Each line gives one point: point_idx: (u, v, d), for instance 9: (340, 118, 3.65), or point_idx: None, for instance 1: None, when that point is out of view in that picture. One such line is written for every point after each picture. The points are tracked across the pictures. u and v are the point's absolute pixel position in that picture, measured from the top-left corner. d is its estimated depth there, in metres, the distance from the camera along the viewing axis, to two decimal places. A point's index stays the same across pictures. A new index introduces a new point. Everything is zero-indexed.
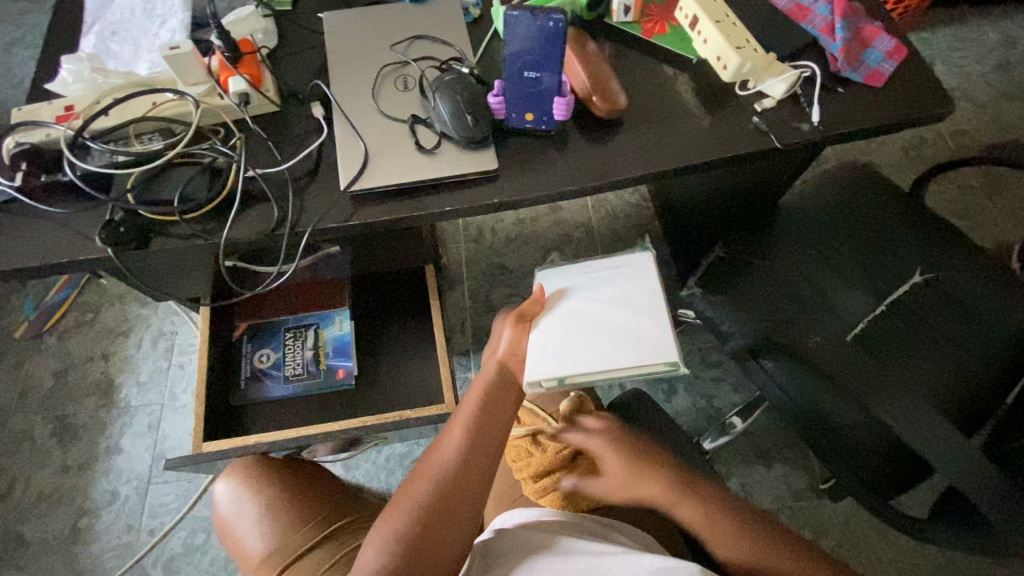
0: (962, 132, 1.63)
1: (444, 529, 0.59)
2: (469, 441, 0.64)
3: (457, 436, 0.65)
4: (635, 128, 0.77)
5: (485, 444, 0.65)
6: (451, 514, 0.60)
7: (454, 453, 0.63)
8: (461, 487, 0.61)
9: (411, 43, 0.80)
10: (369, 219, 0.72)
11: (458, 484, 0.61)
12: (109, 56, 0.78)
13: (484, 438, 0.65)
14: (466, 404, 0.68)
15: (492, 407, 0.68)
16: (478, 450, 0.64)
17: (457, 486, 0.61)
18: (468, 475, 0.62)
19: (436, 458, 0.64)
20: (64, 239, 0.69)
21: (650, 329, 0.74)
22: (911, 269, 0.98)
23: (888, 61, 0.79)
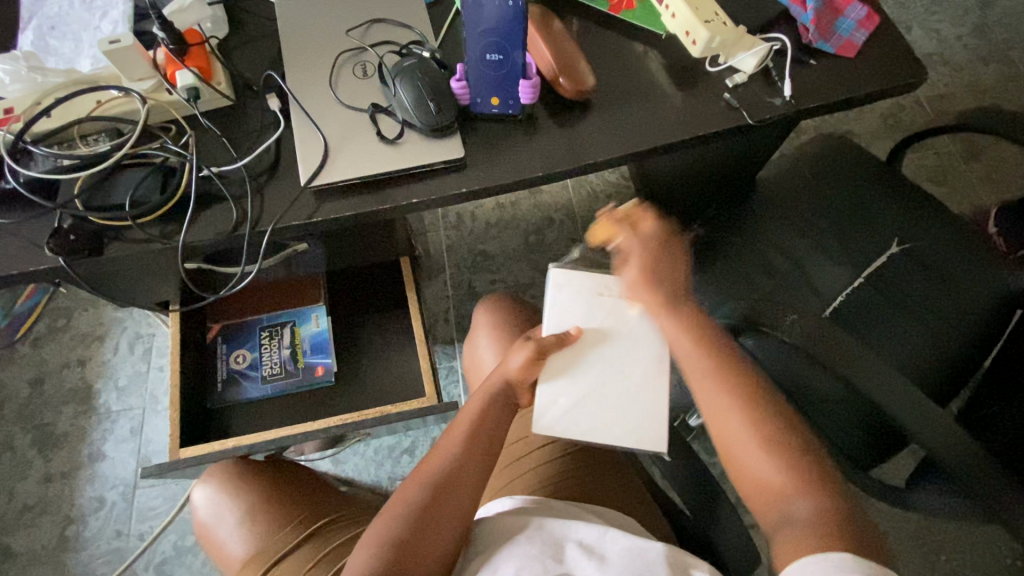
0: (939, 97, 1.62)
1: (430, 540, 0.60)
2: (462, 455, 0.64)
3: (452, 451, 0.64)
4: (605, 108, 0.75)
5: (481, 452, 0.65)
6: (436, 522, 0.61)
7: (444, 467, 0.63)
8: (451, 502, 0.62)
9: (368, 27, 0.77)
10: (333, 214, 0.69)
11: (448, 498, 0.62)
12: (49, 53, 0.74)
13: (477, 454, 0.65)
14: (463, 419, 0.67)
15: (491, 423, 0.67)
16: (470, 465, 0.64)
17: (445, 501, 0.61)
18: (460, 482, 0.63)
19: (426, 472, 0.63)
20: (12, 250, 0.66)
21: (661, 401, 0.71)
22: (889, 240, 0.98)
23: (860, 30, 0.77)
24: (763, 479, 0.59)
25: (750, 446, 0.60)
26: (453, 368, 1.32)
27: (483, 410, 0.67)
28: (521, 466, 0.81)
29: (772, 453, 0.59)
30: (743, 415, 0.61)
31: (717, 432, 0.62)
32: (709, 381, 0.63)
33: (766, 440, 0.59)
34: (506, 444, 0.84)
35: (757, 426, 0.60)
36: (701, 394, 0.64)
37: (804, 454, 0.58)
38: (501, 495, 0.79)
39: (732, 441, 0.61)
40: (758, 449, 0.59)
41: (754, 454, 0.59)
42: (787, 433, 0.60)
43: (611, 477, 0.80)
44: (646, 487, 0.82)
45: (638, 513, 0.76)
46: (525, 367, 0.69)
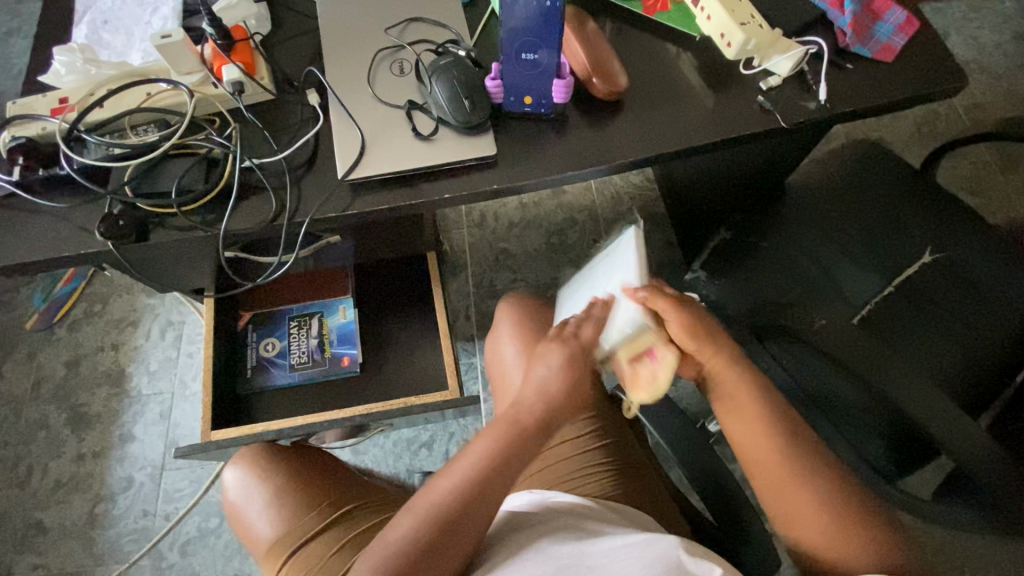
0: (976, 105, 1.59)
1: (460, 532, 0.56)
2: (472, 485, 0.58)
3: (462, 478, 0.58)
4: (636, 109, 0.76)
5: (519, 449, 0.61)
6: (468, 518, 0.57)
7: (452, 495, 0.58)
8: (454, 538, 0.56)
9: (406, 26, 0.78)
10: (367, 207, 0.71)
11: (452, 531, 0.56)
12: (101, 47, 0.77)
13: (491, 489, 0.58)
14: (479, 447, 0.60)
15: (512, 458, 0.60)
16: (482, 501, 0.58)
17: (447, 536, 0.56)
18: (495, 476, 0.59)
19: (429, 500, 0.58)
20: (63, 234, 0.69)
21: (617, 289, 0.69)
22: (920, 249, 0.96)
23: (899, 34, 0.76)
24: (807, 534, 0.61)
25: (792, 496, 0.62)
26: (473, 364, 1.33)
27: (508, 439, 0.61)
28: (540, 461, 0.82)
29: (817, 499, 0.61)
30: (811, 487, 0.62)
31: (767, 479, 0.64)
32: (764, 443, 0.64)
33: (819, 496, 0.61)
34: None
35: (812, 479, 0.62)
36: (752, 444, 0.65)
37: (848, 499, 0.61)
38: (520, 489, 0.79)
39: (785, 492, 0.63)
40: (804, 501, 0.61)
41: (796, 497, 0.62)
42: (833, 482, 0.62)
43: (630, 475, 0.80)
44: (666, 488, 0.82)
45: (657, 514, 0.76)
46: (555, 384, 0.63)
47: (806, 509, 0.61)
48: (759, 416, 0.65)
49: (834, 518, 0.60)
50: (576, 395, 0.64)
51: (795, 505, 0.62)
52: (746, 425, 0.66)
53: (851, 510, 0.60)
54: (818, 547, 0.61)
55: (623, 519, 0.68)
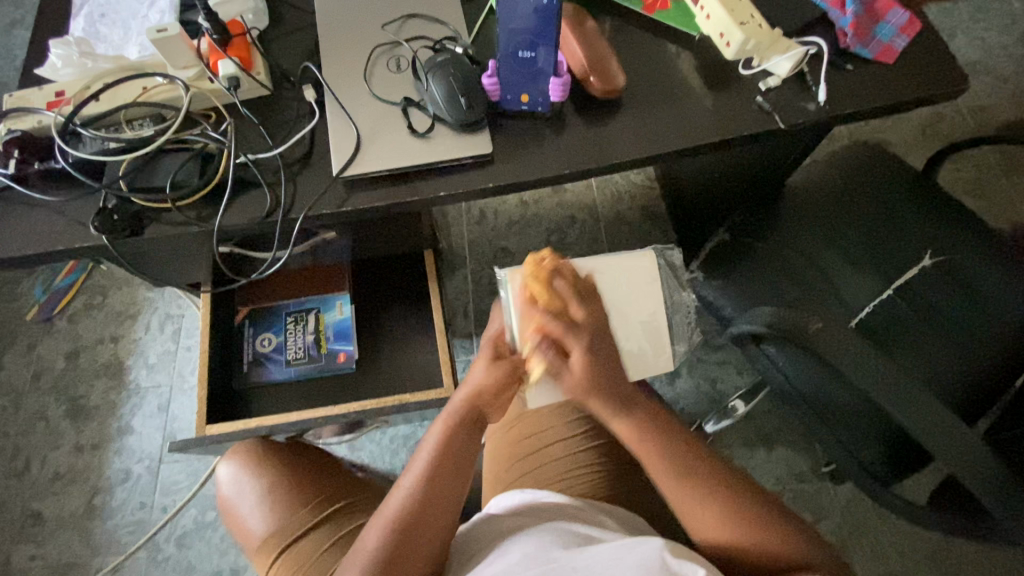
0: (981, 107, 1.57)
1: (420, 537, 0.60)
2: (424, 496, 0.60)
3: (411, 490, 0.60)
4: (634, 108, 0.75)
5: (461, 451, 0.62)
6: (426, 521, 0.60)
7: (405, 505, 0.60)
8: (419, 542, 0.60)
9: (404, 22, 0.78)
10: (362, 205, 0.71)
11: (416, 538, 0.59)
12: (99, 40, 0.77)
13: (441, 492, 0.61)
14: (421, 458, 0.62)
15: (453, 457, 0.61)
16: (435, 503, 0.60)
17: (411, 544, 0.59)
18: (441, 480, 0.61)
19: (387, 514, 0.60)
20: (58, 228, 0.69)
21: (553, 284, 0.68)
22: (920, 253, 0.96)
23: (900, 36, 0.75)
24: (713, 537, 0.59)
25: (702, 511, 0.59)
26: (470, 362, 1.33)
27: (444, 444, 0.62)
28: (532, 461, 0.82)
29: (723, 508, 0.59)
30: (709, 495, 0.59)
31: (673, 500, 0.60)
32: (659, 463, 0.60)
33: (721, 508, 0.59)
34: (519, 438, 0.85)
35: (713, 490, 0.59)
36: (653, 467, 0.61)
37: (752, 507, 0.59)
38: (512, 488, 0.79)
39: (686, 504, 0.60)
40: (708, 511, 0.59)
41: (701, 508, 0.59)
42: (740, 494, 0.59)
43: (623, 476, 0.80)
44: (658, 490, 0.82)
45: (649, 516, 0.76)
46: (484, 385, 0.62)
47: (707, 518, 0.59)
48: (639, 445, 0.60)
49: (739, 526, 0.58)
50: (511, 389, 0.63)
51: (700, 518, 0.59)
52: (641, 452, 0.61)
53: (756, 515, 0.58)
54: (735, 551, 0.59)
55: (612, 520, 0.68)
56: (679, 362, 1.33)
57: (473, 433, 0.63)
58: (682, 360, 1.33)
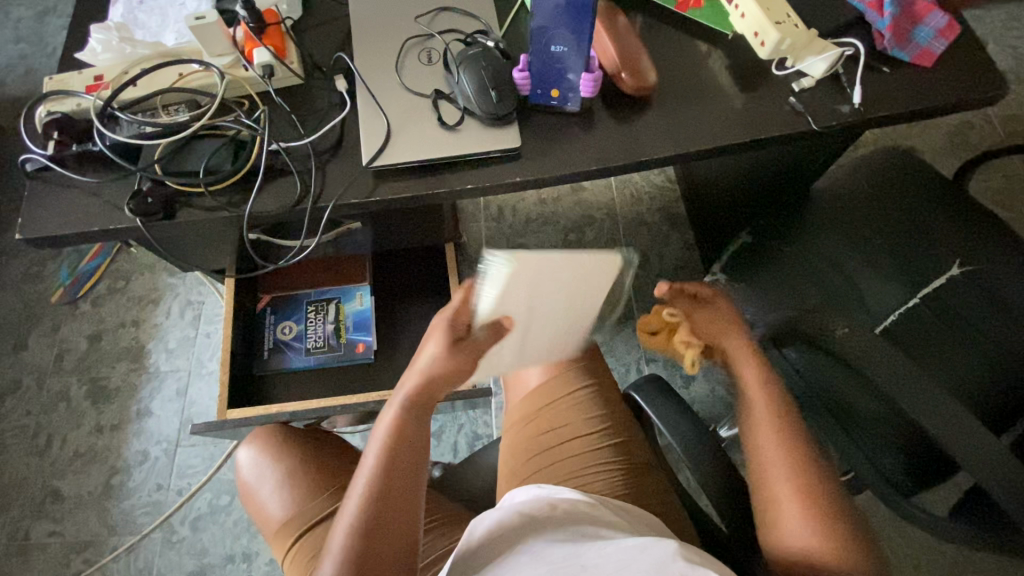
0: (1014, 117, 1.54)
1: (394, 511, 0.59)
2: (376, 490, 0.59)
3: (367, 482, 0.60)
4: (663, 106, 0.75)
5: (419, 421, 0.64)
6: (396, 493, 0.60)
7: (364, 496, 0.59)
8: (386, 538, 0.58)
9: (436, 15, 0.78)
10: (390, 195, 0.71)
11: (379, 535, 0.58)
12: (136, 26, 0.78)
13: (395, 481, 0.60)
14: (374, 448, 0.62)
15: (412, 441, 0.62)
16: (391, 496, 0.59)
17: (377, 538, 0.57)
18: (406, 449, 0.62)
19: (347, 509, 0.59)
20: (94, 209, 0.70)
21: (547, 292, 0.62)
22: (949, 261, 0.94)
23: (939, 39, 0.74)
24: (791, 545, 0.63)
25: (792, 502, 0.63)
26: None
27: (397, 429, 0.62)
28: (547, 457, 0.82)
29: (820, 514, 0.62)
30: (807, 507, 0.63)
31: (768, 479, 0.66)
32: (776, 448, 0.67)
33: (809, 518, 0.62)
34: (535, 434, 0.84)
35: (802, 487, 0.64)
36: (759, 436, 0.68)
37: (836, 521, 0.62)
38: (527, 483, 0.79)
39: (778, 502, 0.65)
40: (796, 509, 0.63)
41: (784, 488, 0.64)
42: (829, 499, 0.63)
43: (640, 476, 0.80)
44: (676, 492, 0.81)
45: (663, 515, 0.76)
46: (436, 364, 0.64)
47: (798, 522, 0.62)
48: (772, 430, 0.67)
49: (827, 535, 0.61)
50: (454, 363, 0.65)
51: (790, 515, 0.63)
52: (756, 421, 0.69)
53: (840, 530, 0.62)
54: (796, 561, 0.62)
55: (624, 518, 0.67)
56: (694, 366, 1.32)
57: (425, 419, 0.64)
58: (698, 364, 1.32)
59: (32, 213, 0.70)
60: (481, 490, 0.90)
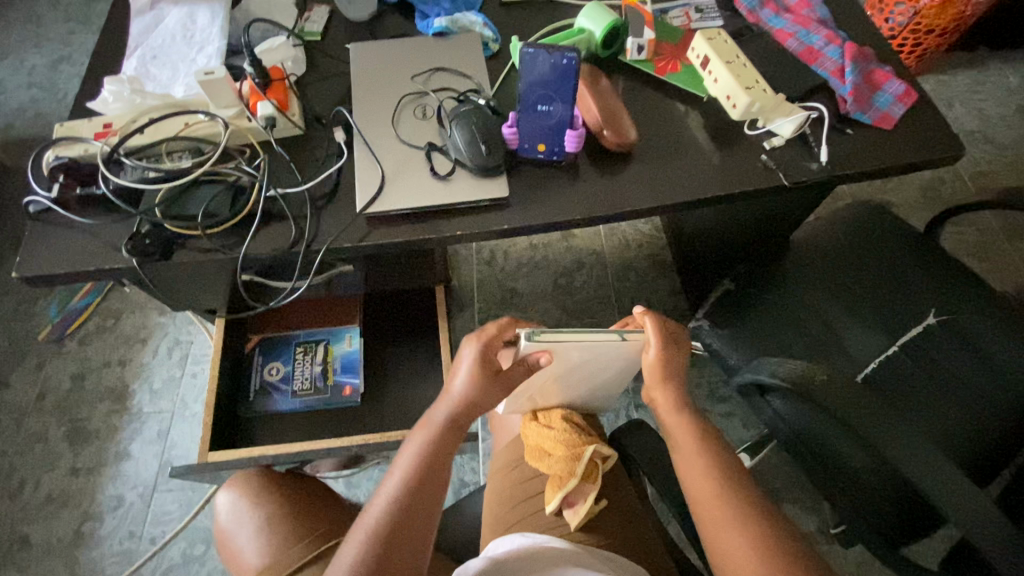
0: (981, 173, 1.64)
1: (414, 520, 0.61)
2: (403, 494, 0.62)
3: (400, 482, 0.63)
4: (643, 162, 0.79)
5: (448, 444, 0.67)
6: (420, 503, 0.62)
7: (389, 506, 0.61)
8: (401, 545, 0.59)
9: (432, 74, 0.84)
10: (382, 240, 0.74)
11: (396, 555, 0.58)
12: (148, 79, 0.83)
13: (418, 509, 0.61)
14: (413, 450, 0.66)
15: (439, 459, 0.65)
16: (418, 508, 0.62)
17: (395, 544, 0.59)
18: (435, 462, 0.65)
19: (371, 516, 0.61)
20: (92, 250, 0.72)
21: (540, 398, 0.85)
22: (924, 310, 0.97)
23: (897, 104, 0.80)
24: (726, 551, 0.58)
25: (714, 513, 0.61)
26: None
27: (426, 458, 0.65)
28: (531, 505, 0.80)
29: (747, 528, 0.59)
30: (734, 519, 0.59)
31: (697, 501, 0.63)
32: (694, 471, 0.64)
33: (739, 517, 0.60)
34: (520, 481, 0.83)
35: (731, 502, 0.61)
36: (682, 461, 0.66)
37: (768, 526, 0.59)
38: (511, 531, 0.78)
39: (716, 527, 0.60)
40: (728, 526, 0.59)
41: (711, 505, 0.61)
42: (760, 515, 0.60)
43: (626, 526, 0.79)
44: (662, 542, 0.80)
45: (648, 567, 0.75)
46: (468, 399, 0.68)
47: (721, 522, 0.60)
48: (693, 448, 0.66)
49: (744, 529, 0.59)
50: (488, 402, 0.69)
51: (721, 532, 0.59)
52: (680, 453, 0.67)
53: (778, 543, 0.57)
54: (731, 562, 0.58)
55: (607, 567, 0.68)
56: None
57: (456, 438, 0.68)
58: None
59: (30, 252, 0.72)
60: (464, 538, 0.88)
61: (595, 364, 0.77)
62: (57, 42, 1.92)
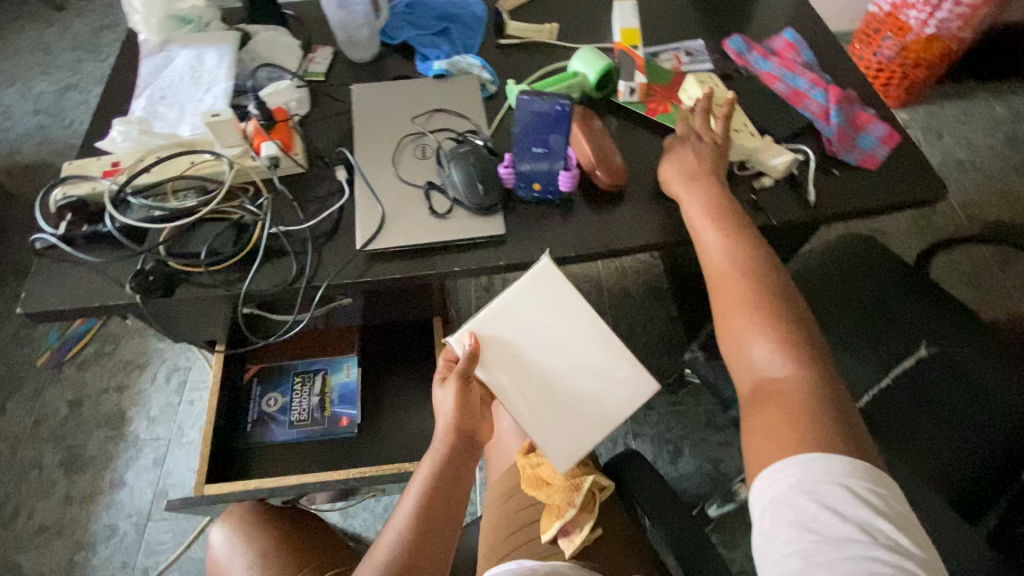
0: (971, 202, 1.67)
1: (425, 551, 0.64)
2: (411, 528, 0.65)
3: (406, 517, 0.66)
4: (637, 201, 0.81)
5: (451, 472, 0.69)
6: (429, 535, 0.65)
7: (397, 540, 0.64)
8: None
9: (431, 115, 0.86)
10: (381, 276, 0.75)
11: None
12: (156, 119, 0.85)
13: (427, 540, 0.65)
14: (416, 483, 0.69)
15: (444, 489, 0.68)
16: (426, 540, 0.65)
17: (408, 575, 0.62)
18: (438, 493, 0.68)
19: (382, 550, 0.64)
20: (97, 286, 0.74)
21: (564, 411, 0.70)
22: (917, 342, 0.98)
23: (881, 146, 0.83)
24: (735, 345, 0.62)
25: (727, 289, 0.65)
26: None
27: (428, 489, 0.68)
28: (528, 532, 0.81)
29: (756, 299, 0.63)
30: (748, 316, 0.62)
31: (717, 279, 0.66)
32: (712, 236, 0.69)
33: (752, 307, 0.63)
34: (516, 509, 0.85)
35: (753, 290, 0.64)
36: (704, 232, 0.70)
37: (780, 316, 0.61)
38: (507, 559, 0.79)
39: (731, 324, 0.63)
40: (742, 309, 0.63)
41: (730, 295, 0.64)
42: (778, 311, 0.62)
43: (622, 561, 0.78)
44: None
45: None
46: (456, 424, 0.71)
47: (736, 312, 0.63)
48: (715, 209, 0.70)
49: (758, 319, 0.62)
50: (474, 419, 0.72)
51: (732, 335, 0.63)
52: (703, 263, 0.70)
53: (788, 337, 0.60)
54: (746, 354, 0.61)
55: None
56: (681, 442, 1.33)
57: (457, 466, 0.70)
58: (684, 439, 1.34)
59: (35, 288, 0.73)
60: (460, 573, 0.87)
61: (551, 325, 0.72)
62: (65, 71, 1.97)
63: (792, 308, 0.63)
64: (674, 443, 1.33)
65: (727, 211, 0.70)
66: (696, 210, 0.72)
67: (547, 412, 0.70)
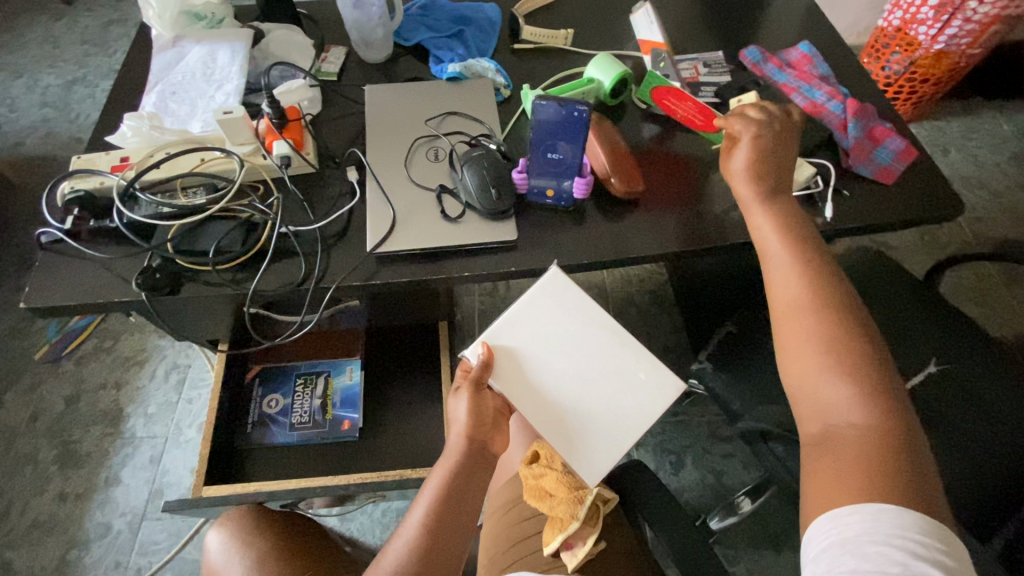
0: (977, 218, 1.67)
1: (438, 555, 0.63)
2: (424, 532, 0.64)
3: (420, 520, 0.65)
4: (650, 209, 0.80)
5: (464, 477, 0.68)
6: (442, 539, 0.64)
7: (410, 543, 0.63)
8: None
9: (445, 118, 0.86)
10: (390, 279, 0.74)
11: None
12: (166, 114, 0.84)
13: (439, 544, 0.64)
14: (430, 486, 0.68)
15: (457, 493, 0.67)
16: (439, 544, 0.64)
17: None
18: (451, 497, 0.67)
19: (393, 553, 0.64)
20: (102, 282, 0.73)
21: (581, 407, 0.69)
22: (926, 359, 0.97)
23: (898, 160, 0.82)
24: (799, 378, 0.61)
25: (792, 320, 0.63)
26: None
27: (442, 493, 0.67)
28: (528, 546, 0.80)
29: (826, 330, 0.61)
30: (816, 350, 0.60)
31: (785, 307, 0.64)
32: (781, 262, 0.67)
33: (821, 339, 0.61)
34: (517, 520, 0.83)
35: (823, 319, 0.62)
36: (773, 254, 0.68)
37: (858, 350, 0.59)
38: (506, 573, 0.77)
39: (796, 356, 0.62)
40: (811, 342, 0.61)
41: (798, 325, 0.63)
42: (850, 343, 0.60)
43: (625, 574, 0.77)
44: None
45: None
46: (472, 429, 0.70)
47: (801, 344, 0.61)
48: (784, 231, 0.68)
49: (829, 352, 0.60)
50: (487, 426, 0.72)
51: (800, 369, 0.61)
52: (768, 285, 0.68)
53: (861, 376, 0.58)
54: (811, 389, 0.60)
55: None
56: (684, 453, 1.32)
57: (472, 470, 0.69)
58: (687, 450, 1.33)
59: (39, 282, 0.72)
60: None
61: (558, 329, 0.72)
62: (72, 63, 1.96)
63: (864, 338, 0.61)
64: (677, 454, 1.32)
65: (800, 238, 0.68)
66: (765, 227, 0.69)
67: (568, 412, 0.68)
